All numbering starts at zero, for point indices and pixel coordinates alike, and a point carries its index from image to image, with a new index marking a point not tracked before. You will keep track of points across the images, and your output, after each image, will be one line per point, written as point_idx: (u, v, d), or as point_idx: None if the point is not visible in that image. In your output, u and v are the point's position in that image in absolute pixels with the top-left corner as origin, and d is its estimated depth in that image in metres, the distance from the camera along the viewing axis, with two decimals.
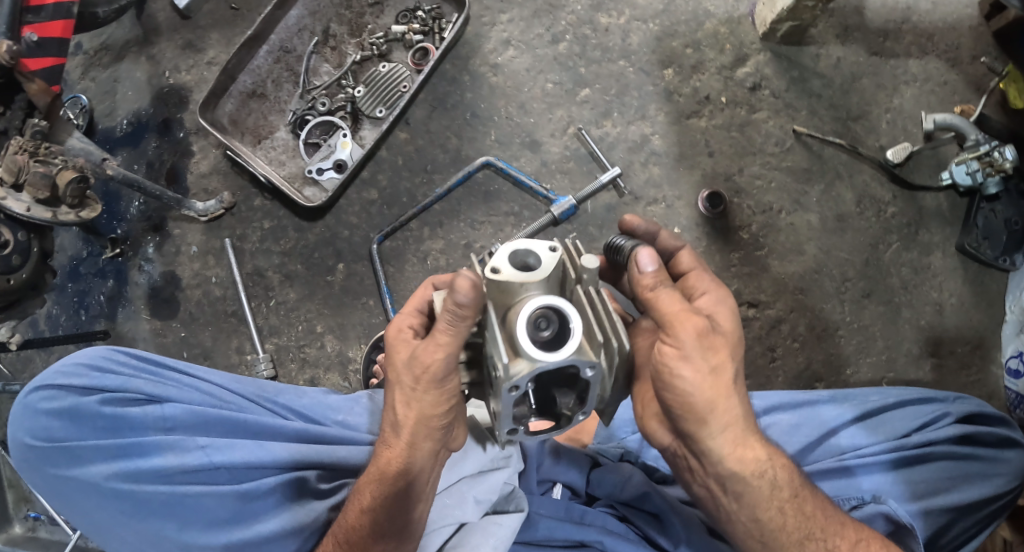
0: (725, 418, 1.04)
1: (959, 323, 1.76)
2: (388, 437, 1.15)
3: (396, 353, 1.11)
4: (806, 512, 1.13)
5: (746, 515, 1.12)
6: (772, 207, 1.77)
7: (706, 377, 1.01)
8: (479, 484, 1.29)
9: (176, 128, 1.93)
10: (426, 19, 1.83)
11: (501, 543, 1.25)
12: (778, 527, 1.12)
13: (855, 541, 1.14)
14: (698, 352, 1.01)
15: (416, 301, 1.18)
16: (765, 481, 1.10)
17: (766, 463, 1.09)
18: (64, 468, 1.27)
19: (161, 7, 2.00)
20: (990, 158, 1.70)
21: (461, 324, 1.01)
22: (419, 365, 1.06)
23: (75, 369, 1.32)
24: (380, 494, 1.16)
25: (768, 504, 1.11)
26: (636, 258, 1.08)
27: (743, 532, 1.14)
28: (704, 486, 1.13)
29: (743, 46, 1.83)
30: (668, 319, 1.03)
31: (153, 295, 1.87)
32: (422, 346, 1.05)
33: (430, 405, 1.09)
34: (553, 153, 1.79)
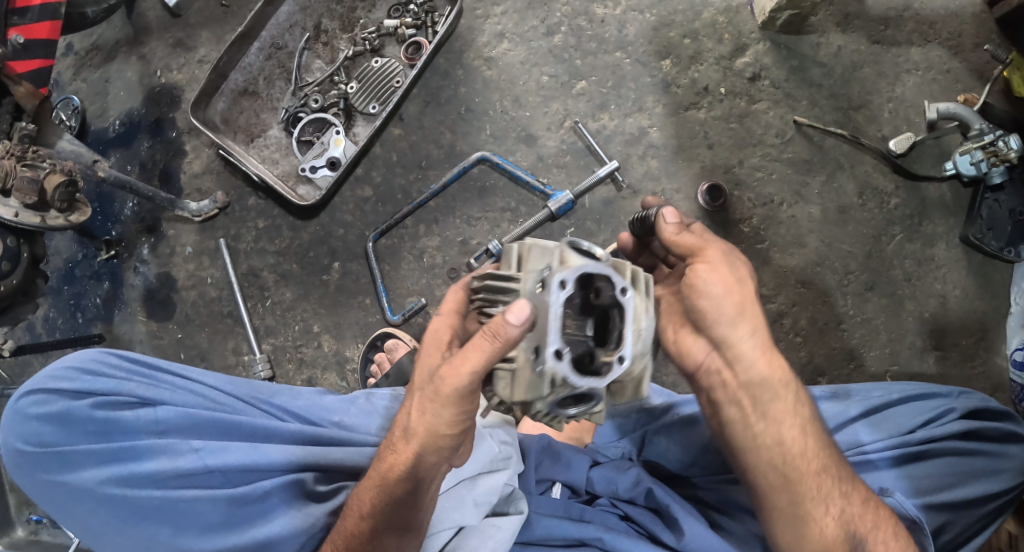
0: (752, 325, 1.13)
1: (962, 314, 1.73)
2: (397, 443, 1.13)
3: (427, 358, 1.08)
4: (824, 445, 1.16)
5: (771, 438, 1.15)
6: (772, 199, 1.75)
7: (735, 285, 1.11)
8: (478, 486, 1.27)
9: (168, 127, 1.91)
10: (418, 12, 1.80)
11: (500, 545, 1.23)
12: (799, 458, 1.14)
13: (866, 497, 1.16)
14: (725, 265, 1.12)
15: (453, 301, 1.11)
16: (788, 399, 1.16)
17: (789, 382, 1.16)
18: (56, 473, 1.25)
19: (151, 5, 1.97)
20: (995, 148, 1.68)
21: (501, 349, 0.96)
22: (443, 381, 1.02)
23: (66, 373, 1.30)
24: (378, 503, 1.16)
25: (791, 426, 1.15)
26: (660, 213, 1.20)
27: (766, 458, 1.15)
28: (733, 404, 1.17)
29: (741, 35, 1.79)
30: (696, 245, 1.15)
31: (149, 297, 1.85)
32: (451, 363, 1.01)
33: (442, 422, 1.06)
34: (549, 147, 1.77)
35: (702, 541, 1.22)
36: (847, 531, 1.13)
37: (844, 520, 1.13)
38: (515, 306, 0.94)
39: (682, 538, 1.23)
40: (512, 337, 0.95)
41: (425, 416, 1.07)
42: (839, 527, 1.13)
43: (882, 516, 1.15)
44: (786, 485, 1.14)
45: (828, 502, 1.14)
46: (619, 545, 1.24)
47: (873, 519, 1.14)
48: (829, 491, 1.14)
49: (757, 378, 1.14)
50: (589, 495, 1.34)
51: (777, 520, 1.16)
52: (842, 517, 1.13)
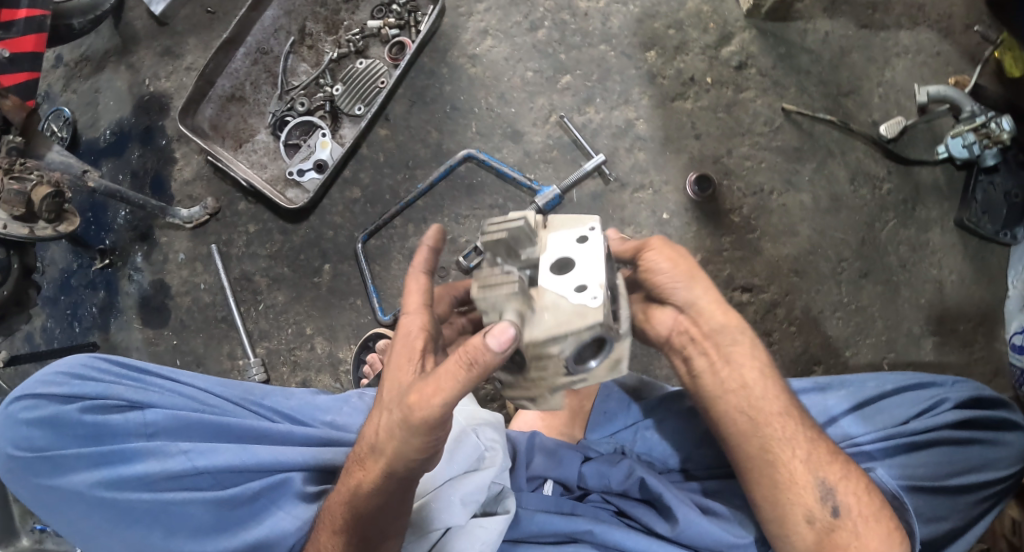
0: (702, 287, 1.20)
1: (959, 299, 1.71)
2: (364, 459, 1.13)
3: (389, 370, 1.09)
4: (784, 390, 1.20)
5: (738, 382, 1.19)
6: (762, 188, 1.73)
7: (677, 260, 1.20)
8: (468, 484, 1.26)
9: (158, 135, 1.92)
10: (401, 13, 1.80)
11: (488, 545, 1.22)
12: (763, 401, 1.18)
13: (830, 445, 1.18)
14: (665, 247, 1.20)
15: (414, 297, 1.13)
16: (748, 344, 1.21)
17: (745, 332, 1.22)
18: (48, 478, 1.26)
19: (138, 14, 1.97)
20: (987, 130, 1.65)
21: (478, 373, 0.99)
22: (412, 406, 1.03)
23: (56, 378, 1.31)
24: (348, 511, 1.16)
25: (752, 370, 1.20)
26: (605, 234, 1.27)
27: (734, 403, 1.19)
28: (701, 354, 1.21)
29: (727, 24, 1.79)
30: (637, 243, 1.21)
31: (144, 304, 1.86)
32: (420, 390, 1.03)
33: (411, 446, 1.07)
34: (536, 142, 1.76)
35: (697, 526, 1.22)
36: (816, 475, 1.15)
37: (811, 464, 1.15)
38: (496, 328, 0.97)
39: (675, 527, 1.23)
40: (489, 359, 0.98)
41: (392, 437, 1.07)
42: (808, 472, 1.15)
43: (851, 466, 1.17)
44: (754, 431, 1.17)
45: (794, 446, 1.16)
46: (611, 534, 1.24)
47: (839, 465, 1.16)
48: (794, 433, 1.17)
49: (723, 329, 1.21)
50: (581, 491, 1.34)
51: (750, 469, 1.17)
52: (808, 460, 1.16)
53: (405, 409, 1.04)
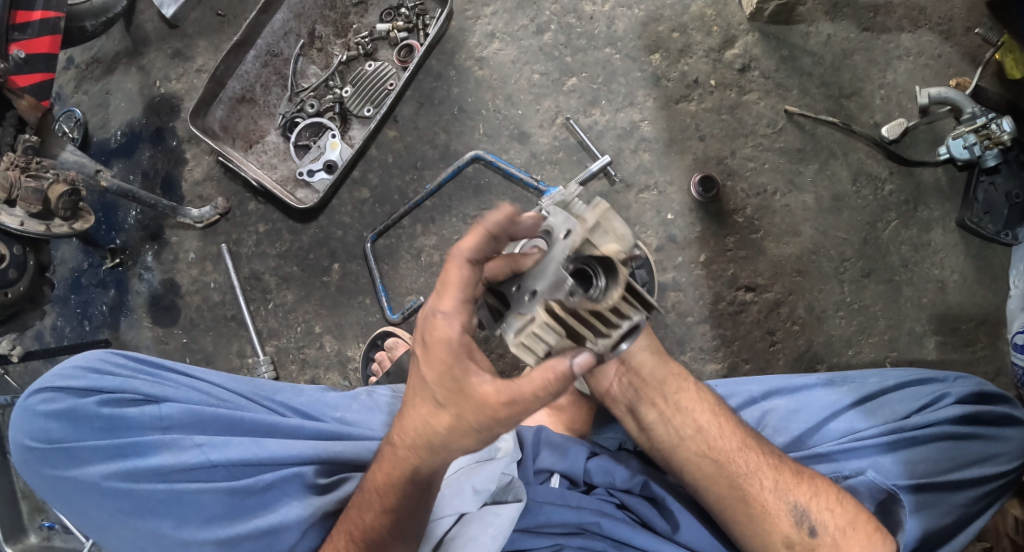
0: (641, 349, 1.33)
1: (962, 299, 1.73)
2: (419, 448, 1.11)
3: (445, 369, 1.04)
4: (739, 427, 1.28)
5: (692, 426, 1.29)
6: (766, 189, 1.76)
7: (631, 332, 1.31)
8: (479, 474, 1.31)
9: (169, 136, 1.94)
10: (410, 16, 1.82)
11: (501, 532, 1.25)
12: (722, 440, 1.27)
13: (797, 470, 1.24)
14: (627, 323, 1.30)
15: (455, 287, 1.04)
16: (694, 393, 1.32)
17: (685, 380, 1.34)
18: (64, 469, 1.29)
19: (148, 17, 1.99)
20: (988, 131, 1.67)
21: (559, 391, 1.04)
22: (489, 420, 1.04)
23: (73, 371, 1.33)
24: (399, 473, 1.15)
25: (704, 413, 1.30)
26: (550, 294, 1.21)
27: (694, 447, 1.27)
28: (650, 407, 1.32)
29: (731, 27, 1.81)
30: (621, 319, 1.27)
31: (154, 303, 1.88)
32: (504, 408, 1.03)
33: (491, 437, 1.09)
34: (543, 144, 1.79)
35: (694, 535, 1.30)
36: (787, 501, 1.21)
37: (780, 494, 1.21)
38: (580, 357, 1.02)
39: (676, 530, 1.30)
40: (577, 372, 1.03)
41: (466, 434, 1.07)
42: (779, 500, 1.21)
43: (822, 485, 1.22)
44: (719, 470, 1.25)
45: (759, 480, 1.22)
46: (617, 530, 1.29)
47: (810, 487, 1.22)
48: (758, 465, 1.24)
49: (665, 375, 1.34)
50: (586, 485, 1.37)
51: (726, 504, 1.24)
52: (777, 489, 1.22)
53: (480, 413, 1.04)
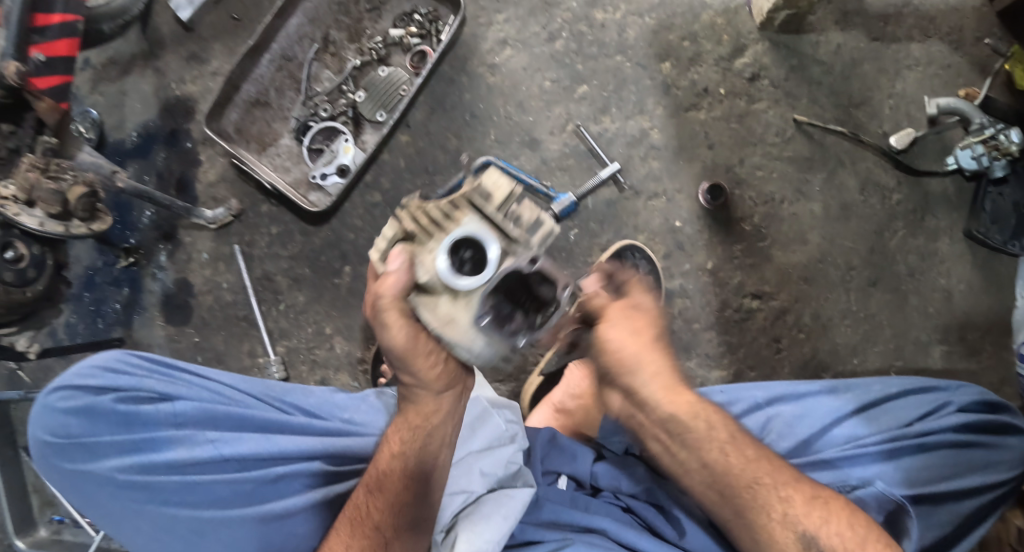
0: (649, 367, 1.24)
1: (968, 308, 1.74)
2: (409, 397, 1.29)
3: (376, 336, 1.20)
4: (750, 456, 1.25)
5: (697, 464, 1.26)
6: (774, 197, 1.77)
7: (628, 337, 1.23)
8: (487, 458, 1.37)
9: (183, 138, 1.97)
10: (423, 22, 1.85)
11: (513, 512, 1.29)
12: (732, 466, 1.24)
13: (810, 496, 1.23)
14: (620, 318, 1.23)
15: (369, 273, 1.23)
16: (706, 422, 1.26)
17: (699, 406, 1.27)
18: (80, 462, 1.32)
19: (164, 19, 2.01)
20: (996, 142, 1.69)
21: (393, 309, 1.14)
22: (418, 348, 1.18)
23: (91, 370, 1.36)
24: (410, 438, 1.29)
25: (718, 441, 1.26)
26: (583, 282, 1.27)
27: (704, 479, 1.26)
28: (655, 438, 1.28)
29: (741, 36, 1.82)
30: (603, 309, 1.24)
31: (167, 302, 1.91)
32: (406, 327, 1.15)
33: (443, 357, 1.23)
34: (553, 150, 1.81)
35: (702, 544, 1.32)
36: (795, 530, 1.21)
37: (789, 523, 1.21)
38: (389, 256, 1.13)
39: (683, 536, 1.32)
40: (404, 279, 1.11)
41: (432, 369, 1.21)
42: (788, 529, 1.21)
43: (833, 510, 1.21)
44: (725, 501, 1.24)
45: (769, 508, 1.22)
46: (623, 534, 1.30)
47: (819, 512, 1.21)
48: (767, 497, 1.23)
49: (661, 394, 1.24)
50: (593, 488, 1.41)
51: (737, 529, 1.24)
52: (785, 517, 1.21)
53: (394, 353, 1.18)
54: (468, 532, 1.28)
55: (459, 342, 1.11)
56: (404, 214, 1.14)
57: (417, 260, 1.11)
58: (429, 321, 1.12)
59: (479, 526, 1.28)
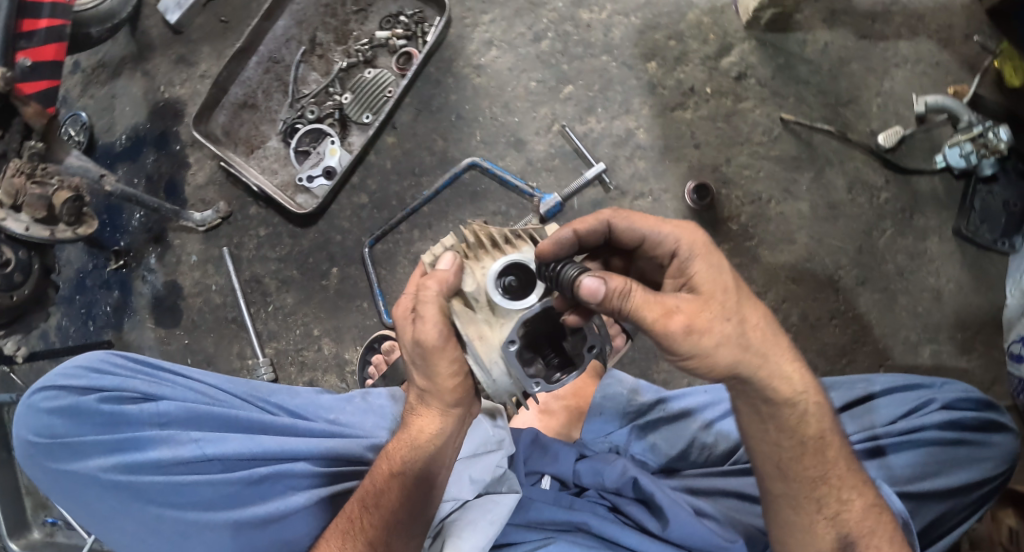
0: (768, 363, 1.10)
1: (957, 308, 1.73)
2: (418, 407, 1.20)
3: (405, 335, 1.14)
4: (829, 452, 1.16)
5: (775, 429, 1.14)
6: (761, 196, 1.77)
7: (722, 339, 1.05)
8: (475, 464, 1.34)
9: (172, 141, 1.97)
10: (409, 24, 1.85)
11: (498, 517, 1.30)
12: (823, 450, 1.15)
13: (869, 504, 1.17)
14: (693, 321, 1.03)
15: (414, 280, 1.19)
16: (811, 399, 1.15)
17: (810, 387, 1.14)
18: (64, 462, 1.32)
19: (153, 23, 2.02)
20: (985, 140, 1.67)
21: (430, 297, 1.08)
22: (430, 349, 1.10)
23: (75, 371, 1.36)
24: (412, 456, 1.22)
25: (818, 424, 1.15)
26: (584, 288, 1.01)
27: (782, 453, 1.15)
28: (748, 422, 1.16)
29: (727, 35, 1.82)
30: (660, 305, 1.03)
31: (157, 304, 1.91)
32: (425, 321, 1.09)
33: (466, 370, 1.14)
34: (539, 151, 1.81)
35: (687, 531, 1.28)
36: (836, 528, 1.16)
37: (837, 523, 1.16)
38: (442, 257, 1.11)
39: (665, 526, 1.29)
40: (452, 281, 1.09)
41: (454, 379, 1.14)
42: (831, 525, 1.16)
43: (881, 522, 1.17)
44: (780, 479, 1.16)
45: (826, 504, 1.16)
46: (606, 529, 1.30)
47: (871, 524, 1.17)
48: (825, 494, 1.16)
49: (775, 369, 1.10)
50: (578, 488, 1.40)
51: (782, 507, 1.17)
52: (836, 518, 1.16)
53: (422, 350, 1.10)
54: (456, 537, 1.28)
55: (481, 362, 1.08)
56: (467, 229, 1.16)
57: (467, 268, 1.10)
58: (466, 332, 1.08)
59: (465, 532, 1.28)
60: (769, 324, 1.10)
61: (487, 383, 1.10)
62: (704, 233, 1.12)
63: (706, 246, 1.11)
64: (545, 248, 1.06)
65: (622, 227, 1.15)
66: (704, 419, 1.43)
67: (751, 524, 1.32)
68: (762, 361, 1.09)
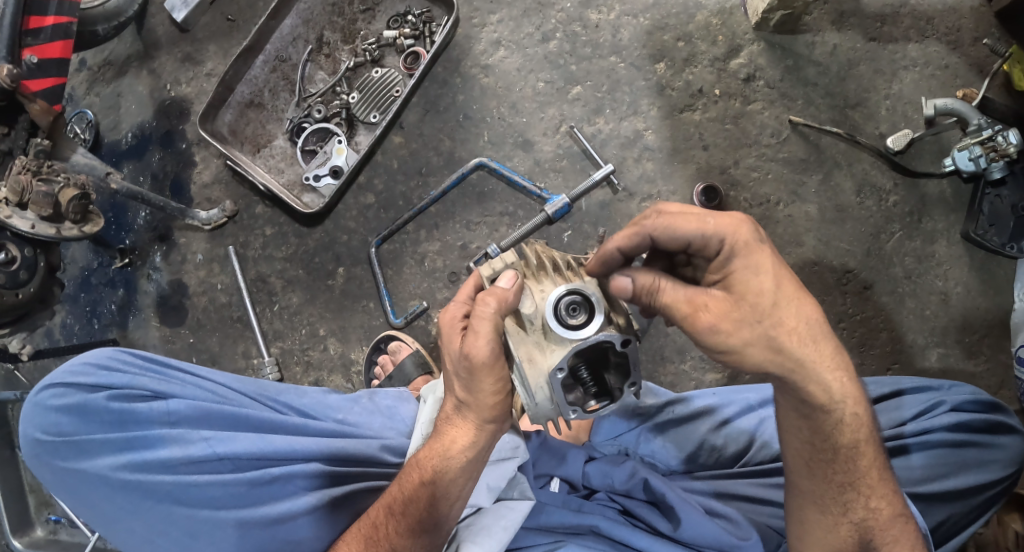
0: (819, 363, 1.08)
1: (966, 312, 1.72)
2: (454, 418, 1.19)
3: (452, 345, 1.14)
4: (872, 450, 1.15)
5: (809, 430, 1.14)
6: (769, 199, 1.76)
7: (760, 341, 1.05)
8: (493, 471, 1.33)
9: (178, 139, 1.97)
10: (416, 23, 1.84)
11: (513, 522, 1.30)
12: (854, 459, 1.14)
13: (895, 513, 1.17)
14: (725, 323, 1.04)
15: (467, 290, 1.20)
16: (848, 409, 1.12)
17: (851, 395, 1.11)
18: (73, 461, 1.31)
19: (159, 21, 2.02)
20: (994, 143, 1.66)
21: (488, 311, 1.08)
22: (471, 360, 1.10)
23: (83, 368, 1.35)
24: (443, 467, 1.20)
25: (852, 433, 1.13)
26: (615, 284, 1.09)
27: (809, 455, 1.15)
28: (792, 426, 1.16)
29: (736, 37, 1.81)
30: (689, 303, 1.05)
31: (161, 303, 1.91)
32: (473, 335, 1.09)
33: (509, 388, 1.14)
34: (546, 152, 1.80)
35: (697, 530, 1.28)
36: (861, 532, 1.16)
37: (860, 528, 1.16)
38: (503, 275, 1.12)
39: (677, 527, 1.29)
40: (511, 299, 1.09)
41: (494, 395, 1.13)
42: (853, 528, 1.16)
43: (905, 530, 1.17)
44: (812, 474, 1.16)
45: (852, 509, 1.16)
46: (615, 532, 1.31)
47: (894, 532, 1.16)
48: (852, 499, 1.16)
49: (812, 374, 1.08)
50: (587, 490, 1.40)
51: (805, 504, 1.18)
52: (861, 524, 1.16)
53: (469, 364, 1.10)
54: (469, 542, 1.28)
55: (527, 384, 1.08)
56: (528, 249, 1.17)
57: (525, 289, 1.12)
58: (516, 353, 1.08)
59: (479, 537, 1.29)
60: (815, 325, 1.07)
61: (528, 407, 1.08)
62: (749, 227, 1.07)
63: (749, 244, 1.06)
64: (591, 264, 1.14)
65: (664, 237, 1.11)
66: (715, 421, 1.42)
67: (766, 523, 1.32)
68: (801, 364, 1.07)
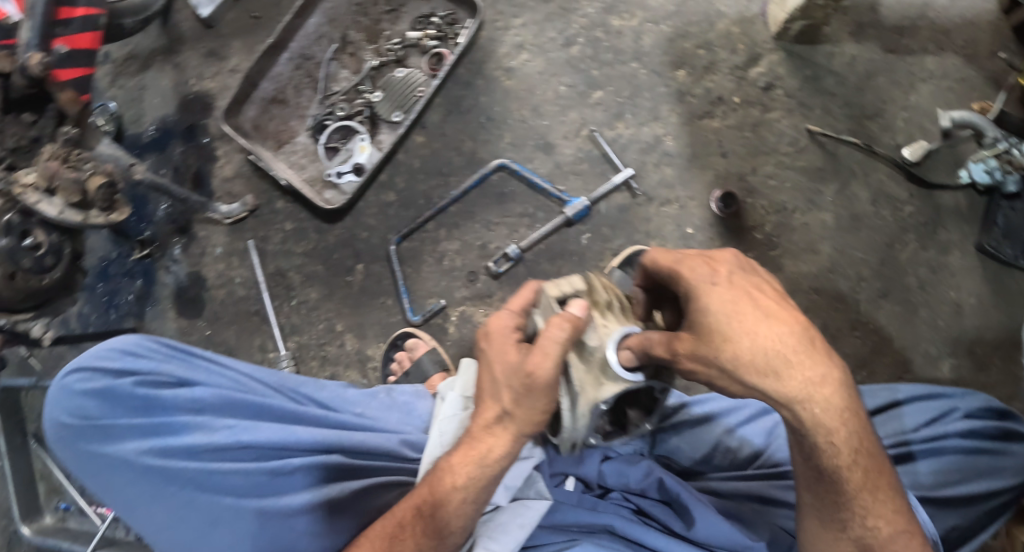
0: (795, 392, 1.05)
1: (978, 323, 1.73)
2: (495, 427, 1.21)
3: (505, 356, 1.18)
4: (868, 470, 1.14)
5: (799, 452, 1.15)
6: (785, 206, 1.78)
7: (721, 372, 1.06)
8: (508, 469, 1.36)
9: (200, 133, 1.99)
10: (440, 26, 1.88)
11: (530, 520, 1.32)
12: (839, 481, 1.14)
13: (898, 529, 1.16)
14: (687, 359, 1.08)
15: (520, 302, 1.25)
16: (825, 437, 1.10)
17: (836, 423, 1.08)
18: (97, 444, 1.33)
19: (185, 16, 2.05)
20: (1009, 156, 1.71)
21: (558, 336, 1.13)
22: (528, 375, 1.14)
23: (110, 353, 1.38)
24: (479, 473, 1.22)
25: (836, 458, 1.12)
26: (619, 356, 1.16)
27: (801, 469, 1.17)
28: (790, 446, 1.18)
29: (756, 46, 1.84)
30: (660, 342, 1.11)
31: (179, 295, 1.93)
32: (537, 353, 1.13)
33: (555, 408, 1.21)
34: (567, 155, 1.82)
35: (711, 531, 1.29)
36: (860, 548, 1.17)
37: (860, 543, 1.17)
38: (573, 301, 1.19)
39: (691, 527, 1.31)
40: (580, 324, 1.15)
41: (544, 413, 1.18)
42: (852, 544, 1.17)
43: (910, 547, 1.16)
44: (810, 489, 1.18)
45: (850, 526, 1.16)
46: (629, 531, 1.33)
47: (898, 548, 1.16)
48: (851, 516, 1.16)
49: (786, 401, 1.06)
50: (601, 489, 1.41)
51: (807, 515, 1.20)
52: (860, 541, 1.17)
53: (530, 381, 1.14)
54: (486, 538, 1.31)
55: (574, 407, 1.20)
56: (596, 280, 1.25)
57: (592, 323, 1.19)
58: (575, 379, 1.18)
59: (497, 534, 1.31)
60: (777, 355, 1.04)
61: (566, 426, 1.22)
62: (699, 268, 1.10)
63: (699, 285, 1.09)
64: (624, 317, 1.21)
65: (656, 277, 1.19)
66: (726, 425, 1.45)
67: (779, 524, 1.32)
68: (775, 392, 1.05)
